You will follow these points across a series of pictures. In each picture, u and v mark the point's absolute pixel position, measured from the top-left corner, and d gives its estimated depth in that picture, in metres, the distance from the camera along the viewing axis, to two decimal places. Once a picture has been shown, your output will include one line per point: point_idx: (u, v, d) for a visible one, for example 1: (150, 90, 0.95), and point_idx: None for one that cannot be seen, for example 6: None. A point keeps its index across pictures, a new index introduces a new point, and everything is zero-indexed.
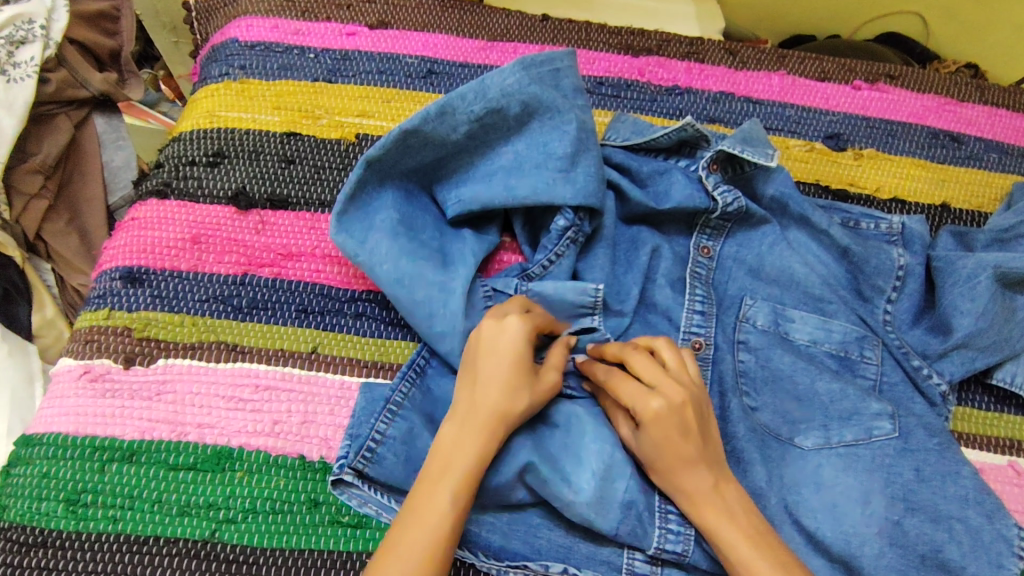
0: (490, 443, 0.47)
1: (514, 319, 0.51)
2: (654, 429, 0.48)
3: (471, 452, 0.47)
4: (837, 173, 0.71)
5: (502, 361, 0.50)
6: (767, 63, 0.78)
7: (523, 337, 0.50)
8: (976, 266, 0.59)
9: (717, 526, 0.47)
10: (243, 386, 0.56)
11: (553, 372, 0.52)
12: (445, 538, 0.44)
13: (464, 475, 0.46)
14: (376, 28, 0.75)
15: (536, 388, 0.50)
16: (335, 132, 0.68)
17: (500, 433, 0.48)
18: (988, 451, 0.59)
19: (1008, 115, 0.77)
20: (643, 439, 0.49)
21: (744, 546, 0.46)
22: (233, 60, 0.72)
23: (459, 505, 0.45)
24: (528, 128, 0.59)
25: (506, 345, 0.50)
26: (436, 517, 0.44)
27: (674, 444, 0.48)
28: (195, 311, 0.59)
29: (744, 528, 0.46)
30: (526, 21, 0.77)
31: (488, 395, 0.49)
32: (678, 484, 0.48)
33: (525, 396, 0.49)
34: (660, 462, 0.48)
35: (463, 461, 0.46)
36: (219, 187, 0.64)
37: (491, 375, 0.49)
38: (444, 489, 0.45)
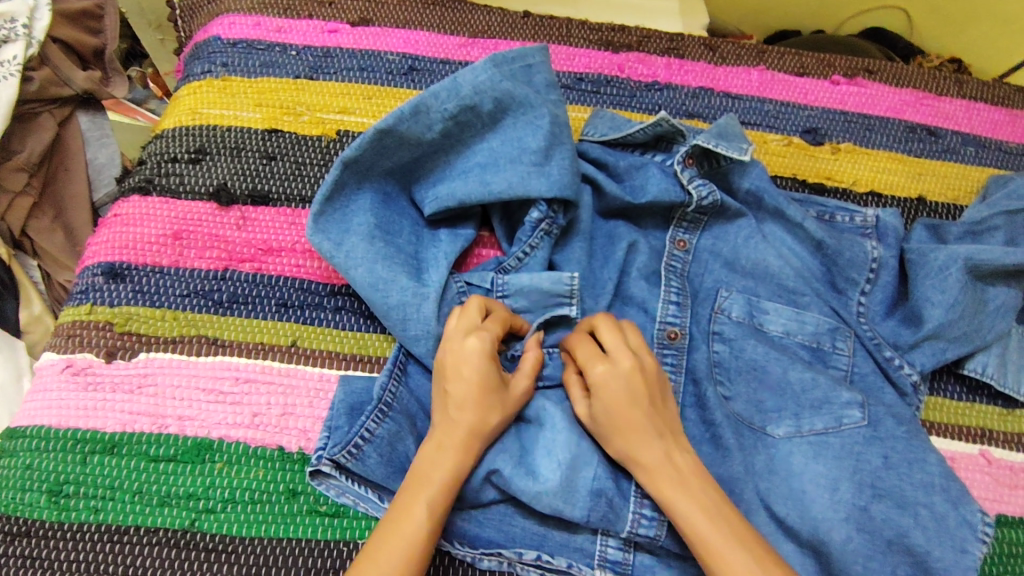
0: (466, 456, 0.48)
1: (474, 338, 0.51)
2: (604, 397, 0.50)
3: (450, 465, 0.48)
4: (814, 166, 0.72)
5: (470, 377, 0.50)
6: (746, 58, 0.78)
7: (484, 353, 0.51)
8: (947, 258, 0.60)
9: (671, 497, 0.47)
10: (223, 379, 0.56)
11: (525, 380, 0.52)
12: (425, 551, 0.45)
13: (443, 486, 0.47)
14: (357, 25, 0.75)
15: (507, 403, 0.51)
16: (317, 129, 0.69)
17: (473, 447, 0.49)
18: (960, 440, 0.60)
19: (986, 109, 0.78)
20: (596, 409, 0.50)
21: (701, 517, 0.46)
22: (216, 58, 0.73)
23: (437, 518, 0.46)
24: (502, 124, 0.60)
25: (468, 366, 0.50)
26: (416, 528, 0.45)
27: (624, 411, 0.49)
28: (177, 306, 0.59)
29: (700, 498, 0.47)
30: (507, 18, 0.78)
31: (462, 410, 0.49)
32: (633, 459, 0.49)
33: (498, 411, 0.50)
34: (614, 433, 0.50)
35: (441, 473, 0.47)
36: (200, 183, 0.65)
37: (460, 392, 0.50)
38: (422, 500, 0.46)
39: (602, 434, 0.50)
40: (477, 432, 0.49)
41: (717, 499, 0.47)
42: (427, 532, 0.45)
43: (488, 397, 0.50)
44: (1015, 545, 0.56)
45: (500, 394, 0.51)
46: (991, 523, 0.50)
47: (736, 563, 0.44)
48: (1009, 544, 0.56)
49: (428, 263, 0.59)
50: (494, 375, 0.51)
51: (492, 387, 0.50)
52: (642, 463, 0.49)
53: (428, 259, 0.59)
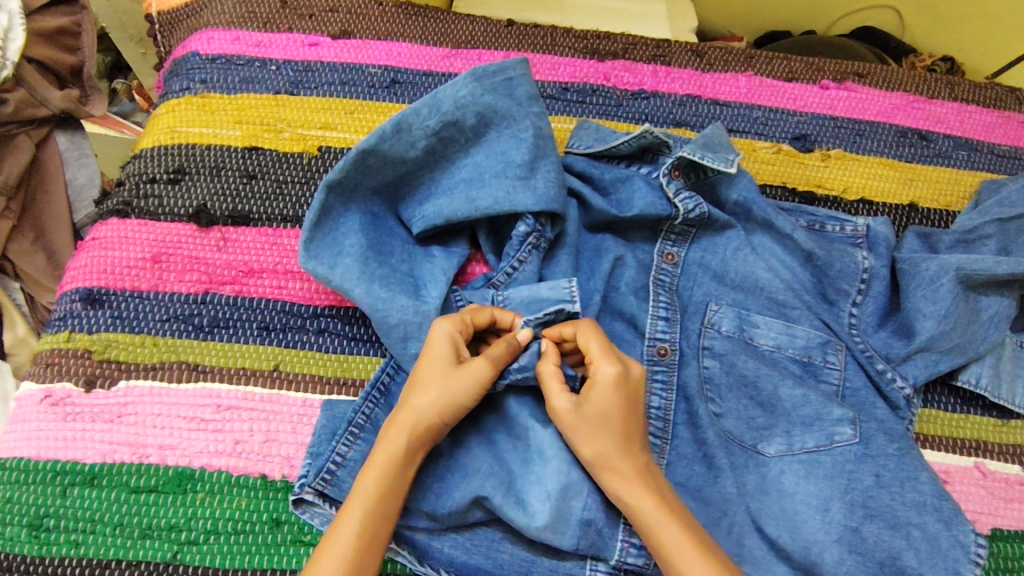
0: (405, 439, 0.48)
1: (442, 318, 0.51)
2: (605, 397, 0.49)
3: (388, 450, 0.47)
4: (805, 174, 0.71)
5: (428, 357, 0.50)
6: (734, 64, 0.77)
7: (444, 335, 0.50)
8: (939, 268, 0.59)
9: (642, 501, 0.47)
10: (204, 407, 0.56)
11: (482, 360, 0.49)
12: (361, 537, 0.45)
13: (380, 474, 0.46)
14: (338, 37, 0.74)
15: (455, 384, 0.49)
16: (297, 145, 0.68)
17: (415, 434, 0.48)
18: (954, 452, 0.59)
19: (978, 111, 0.77)
20: (587, 409, 0.49)
21: (668, 522, 0.46)
22: (194, 74, 0.72)
23: (374, 504, 0.46)
24: (486, 139, 0.59)
25: (427, 351, 0.50)
26: (352, 515, 0.45)
27: (619, 413, 0.49)
28: (157, 331, 0.59)
29: (671, 506, 0.47)
30: (491, 27, 0.77)
31: (413, 393, 0.49)
32: (610, 460, 0.48)
33: (439, 389, 0.49)
34: (598, 436, 0.48)
35: (379, 459, 0.47)
36: (179, 205, 0.64)
37: (416, 374, 0.50)
38: (360, 490, 0.46)
39: (581, 433, 0.49)
40: (419, 414, 0.48)
41: (671, 501, 0.48)
42: (359, 521, 0.45)
43: (434, 376, 0.49)
44: (1011, 560, 0.55)
45: (448, 373, 0.49)
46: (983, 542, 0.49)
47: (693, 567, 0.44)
48: (1005, 558, 0.55)
49: (426, 280, 0.57)
50: (449, 356, 0.50)
51: (443, 367, 0.49)
52: (617, 466, 0.48)
53: (426, 276, 0.57)
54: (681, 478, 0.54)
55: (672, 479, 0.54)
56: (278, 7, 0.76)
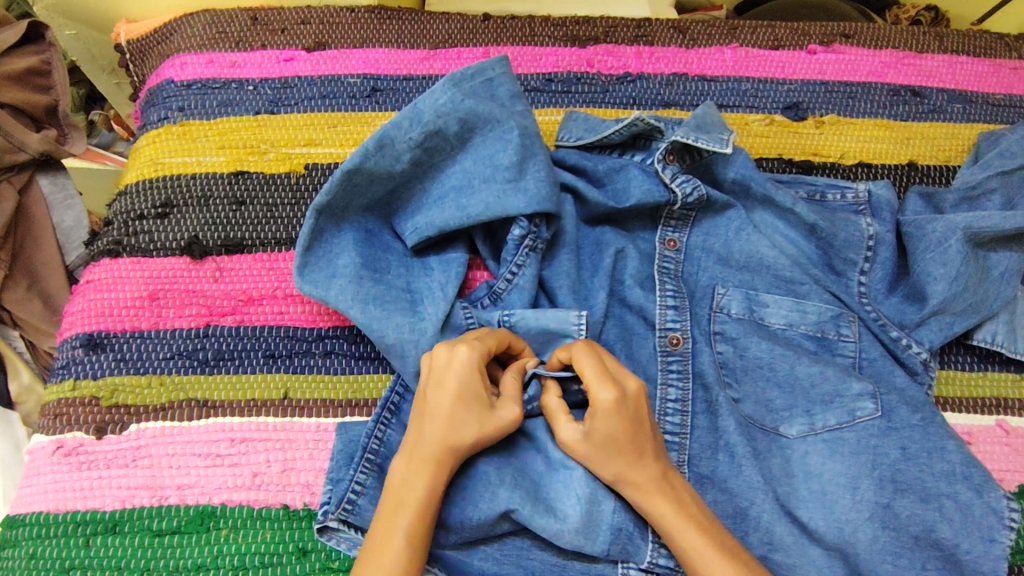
0: (441, 471, 0.47)
1: (463, 349, 0.48)
2: (607, 422, 0.47)
3: (425, 481, 0.46)
4: (800, 144, 0.70)
5: (452, 390, 0.48)
6: (717, 38, 0.76)
7: (473, 365, 0.48)
8: (945, 229, 0.58)
9: (662, 514, 0.46)
10: (218, 442, 0.55)
11: (514, 406, 0.49)
12: (407, 575, 0.43)
13: (419, 507, 0.45)
14: (313, 50, 0.73)
15: (488, 421, 0.48)
16: (283, 166, 0.67)
17: (449, 467, 0.47)
18: (975, 412, 0.59)
19: (969, 61, 0.76)
20: (592, 434, 0.48)
21: (694, 532, 0.46)
22: (171, 103, 0.70)
23: (413, 539, 0.44)
24: (471, 143, 0.57)
25: (453, 381, 0.48)
26: (396, 552, 0.44)
27: (625, 431, 0.47)
28: (162, 370, 0.58)
29: (695, 514, 0.46)
30: (468, 24, 0.75)
31: (438, 425, 0.47)
32: (627, 478, 0.47)
33: (472, 429, 0.47)
34: (609, 458, 0.47)
35: (416, 491, 0.46)
36: (171, 239, 0.63)
37: (440, 406, 0.47)
38: (401, 523, 0.45)
39: (592, 457, 0.48)
40: (453, 446, 0.47)
41: (692, 511, 0.47)
42: (405, 555, 0.44)
43: (464, 411, 0.47)
44: None
45: (478, 411, 0.48)
46: (1014, 505, 0.49)
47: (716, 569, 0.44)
48: None
49: (423, 295, 0.56)
50: (478, 390, 0.48)
51: (473, 402, 0.48)
52: (634, 483, 0.47)
53: (422, 291, 0.56)
54: (706, 469, 0.53)
55: (699, 469, 0.53)
56: (249, 25, 0.74)
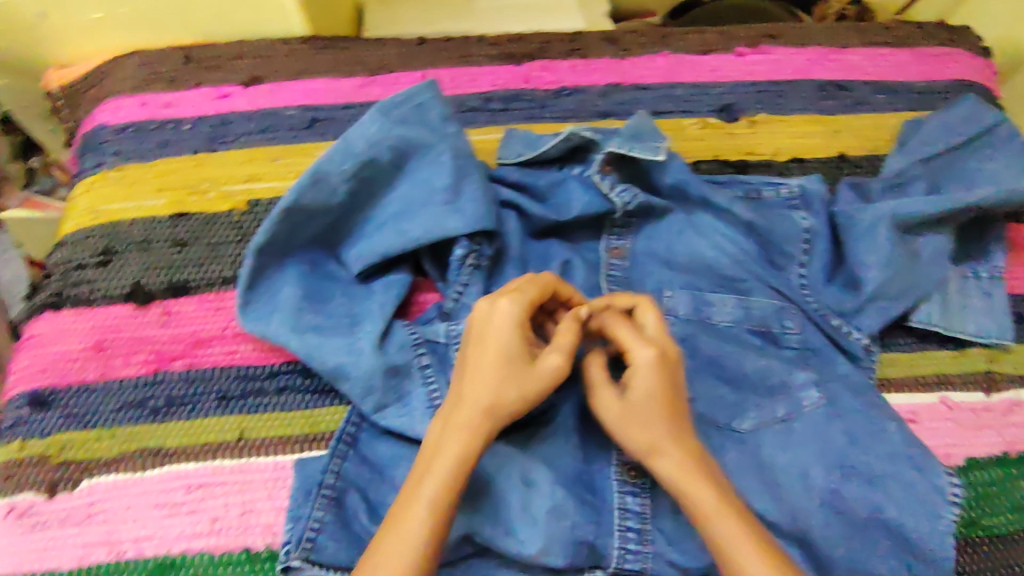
0: (477, 434, 0.46)
1: (503, 301, 0.49)
2: (646, 378, 0.48)
3: (458, 444, 0.45)
4: (734, 144, 0.72)
5: (492, 342, 0.48)
6: (649, 46, 0.78)
7: (515, 318, 0.49)
8: (874, 218, 0.61)
9: (694, 495, 0.44)
10: (174, 490, 0.54)
11: (557, 356, 0.49)
12: (427, 544, 0.42)
13: (449, 471, 0.44)
14: (249, 85, 0.72)
15: (530, 377, 0.48)
16: (225, 204, 0.66)
17: (487, 427, 0.46)
18: (918, 391, 0.61)
19: (890, 52, 0.79)
20: (631, 395, 0.48)
21: (725, 512, 0.44)
22: (107, 148, 0.69)
23: (439, 508, 0.43)
24: (407, 169, 0.58)
25: (493, 335, 0.49)
26: (419, 519, 0.42)
27: (669, 395, 0.48)
28: (111, 422, 0.57)
29: (723, 498, 0.44)
30: (403, 49, 0.76)
31: (480, 381, 0.47)
32: (659, 447, 0.46)
33: (513, 385, 0.47)
34: (648, 424, 0.47)
35: (448, 454, 0.45)
36: (115, 286, 0.62)
37: (478, 363, 0.48)
38: (426, 489, 0.43)
39: (629, 420, 0.48)
40: (492, 403, 0.46)
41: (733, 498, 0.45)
42: (426, 523, 0.42)
43: (504, 365, 0.48)
44: (987, 486, 0.57)
45: (520, 367, 0.48)
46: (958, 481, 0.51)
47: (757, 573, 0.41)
48: (984, 486, 0.57)
49: (363, 316, 0.56)
50: (515, 346, 0.48)
51: (513, 355, 0.48)
52: (674, 456, 0.46)
53: (363, 312, 0.56)
54: None
55: (658, 471, 0.54)
56: (182, 64, 0.74)
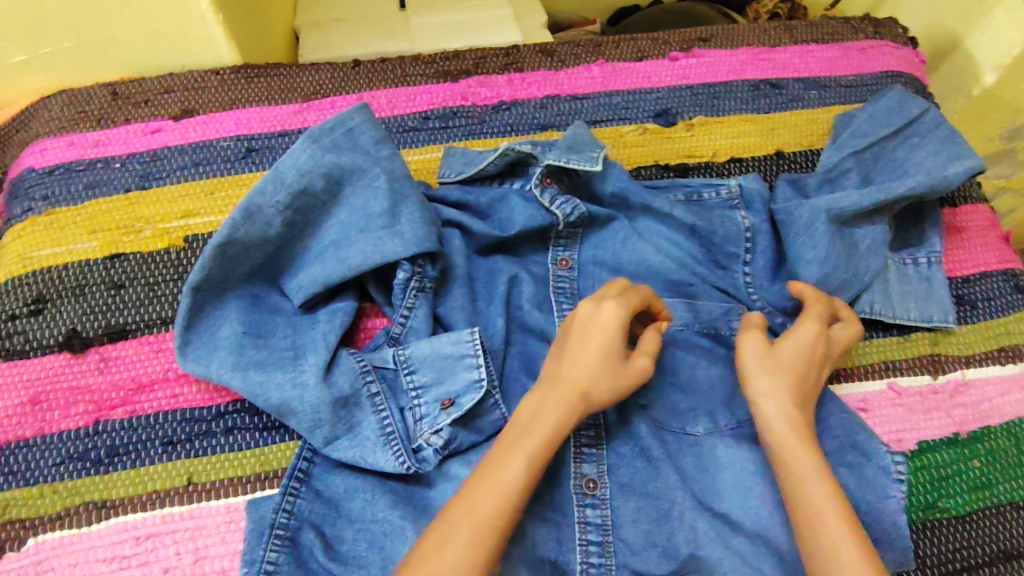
0: (572, 411, 0.49)
1: (609, 304, 0.53)
2: (800, 346, 0.54)
3: (557, 413, 0.49)
4: (674, 148, 0.73)
5: (596, 336, 0.52)
6: (584, 56, 0.78)
7: (620, 318, 0.52)
8: (811, 214, 0.62)
9: (802, 461, 0.48)
10: (123, 543, 0.52)
11: (644, 356, 0.53)
12: (515, 496, 0.45)
13: (544, 436, 0.48)
14: (181, 118, 0.71)
15: (625, 372, 0.51)
16: (162, 241, 0.64)
17: (581, 409, 0.50)
18: (867, 379, 0.62)
19: (819, 48, 0.81)
20: (788, 355, 0.54)
21: (815, 480, 0.47)
22: (34, 192, 0.67)
23: (531, 475, 0.46)
24: (343, 196, 0.58)
25: (596, 330, 0.52)
26: (514, 472, 0.46)
27: (812, 370, 0.54)
28: (53, 477, 0.55)
29: (823, 470, 0.48)
30: (338, 72, 0.76)
31: (581, 364, 0.51)
32: (778, 404, 0.51)
33: (609, 378, 0.51)
34: (776, 384, 0.52)
35: (550, 418, 0.49)
36: (48, 335, 0.60)
37: (578, 350, 0.52)
38: (525, 446, 0.47)
39: (769, 371, 0.53)
40: (583, 388, 0.50)
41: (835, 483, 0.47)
42: (522, 476, 0.46)
43: (600, 356, 0.51)
44: (941, 468, 0.58)
45: (616, 362, 0.52)
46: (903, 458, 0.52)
47: (846, 549, 0.44)
48: (935, 468, 0.58)
49: (306, 348, 0.55)
50: (618, 341, 0.52)
51: (614, 348, 0.52)
52: (793, 421, 0.50)
53: (306, 343, 0.55)
54: (625, 477, 0.54)
55: (618, 479, 0.53)
56: (109, 101, 0.72)
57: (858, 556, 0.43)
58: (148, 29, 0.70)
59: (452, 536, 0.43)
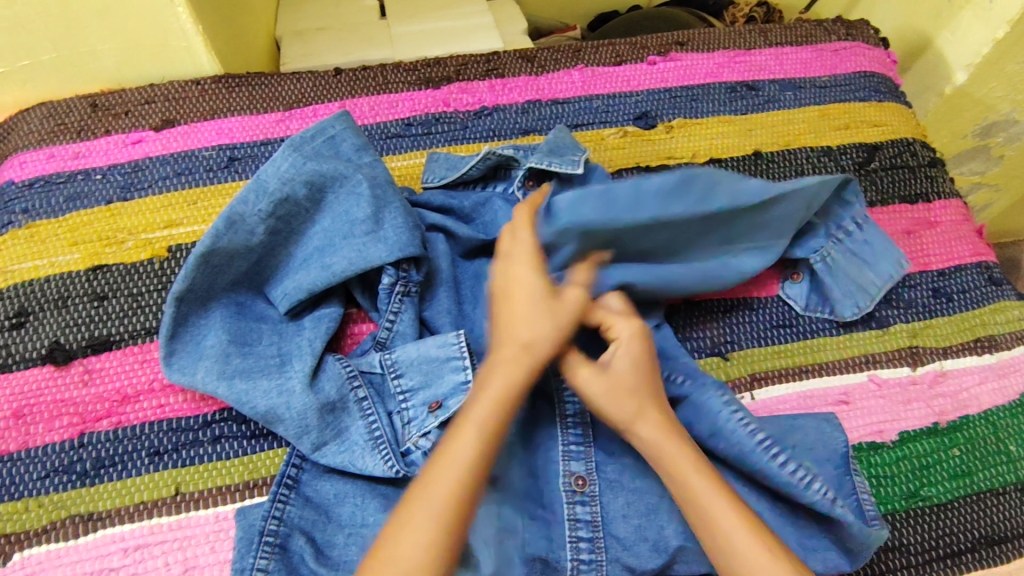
0: (520, 365, 0.50)
1: (517, 263, 0.55)
2: (628, 348, 0.53)
3: (502, 376, 0.49)
4: (655, 150, 0.74)
5: (518, 295, 0.54)
6: (564, 61, 0.79)
7: (530, 273, 0.55)
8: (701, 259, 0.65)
9: (677, 461, 0.48)
10: (110, 555, 0.52)
11: (568, 292, 0.54)
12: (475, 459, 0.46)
13: (495, 399, 0.48)
14: (162, 128, 0.71)
15: (558, 310, 0.53)
16: (145, 252, 0.64)
17: (529, 360, 0.51)
18: (848, 371, 0.63)
19: (793, 50, 0.83)
20: (618, 365, 0.52)
21: (693, 475, 0.48)
22: (14, 206, 0.66)
23: (487, 448, 0.46)
24: (326, 203, 0.58)
25: (516, 284, 0.54)
26: (468, 440, 0.46)
27: (646, 364, 0.53)
28: (38, 491, 0.54)
29: (689, 460, 0.48)
30: (320, 80, 0.76)
31: (513, 321, 0.52)
32: (630, 414, 0.51)
33: (546, 321, 0.52)
34: (624, 395, 0.51)
35: (496, 382, 0.49)
36: (31, 348, 0.59)
37: (508, 312, 0.53)
38: (476, 412, 0.48)
39: (615, 388, 0.51)
40: (524, 340, 0.51)
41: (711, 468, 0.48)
42: (476, 442, 0.46)
43: (527, 304, 0.53)
44: (925, 457, 0.59)
45: (546, 304, 0.53)
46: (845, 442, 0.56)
47: (742, 542, 0.45)
48: (917, 457, 0.59)
49: (292, 354, 0.55)
50: (539, 287, 0.54)
51: (537, 294, 0.53)
52: (655, 421, 0.50)
53: (291, 350, 0.55)
54: (614, 473, 0.54)
55: (606, 475, 0.54)
56: (89, 113, 0.72)
57: (753, 542, 0.45)
58: (127, 40, 0.70)
59: (411, 517, 0.43)
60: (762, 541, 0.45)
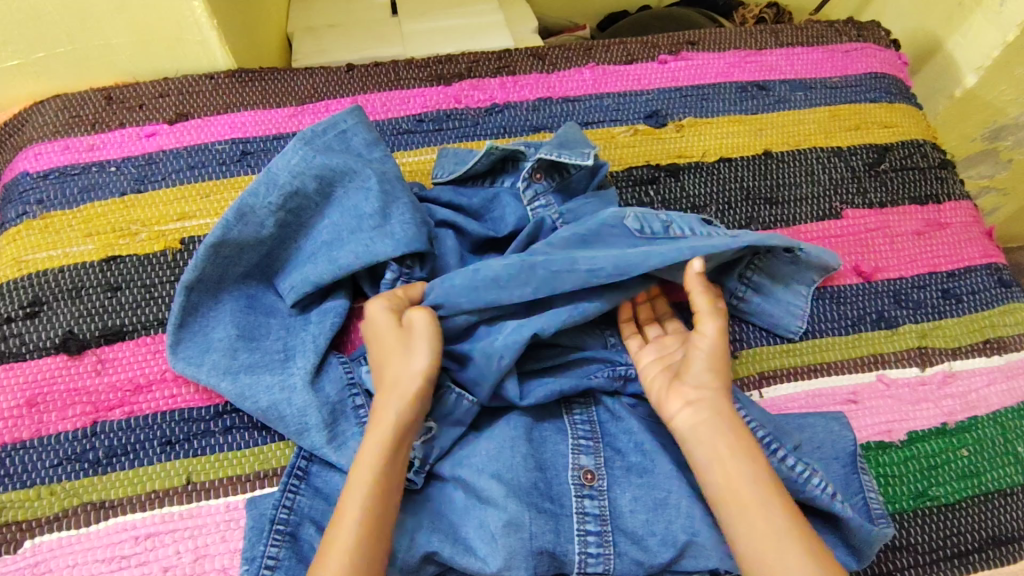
0: (390, 413, 0.50)
1: (374, 311, 0.55)
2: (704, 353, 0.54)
3: (378, 431, 0.50)
4: (665, 148, 0.74)
5: (381, 341, 0.54)
6: (575, 59, 0.80)
7: (387, 320, 0.54)
8: None
9: (735, 466, 0.48)
10: (122, 543, 0.52)
11: (419, 324, 0.53)
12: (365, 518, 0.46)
13: (376, 457, 0.49)
14: (175, 122, 0.71)
15: (416, 347, 0.52)
16: (157, 244, 0.65)
17: (401, 406, 0.50)
18: (856, 371, 0.63)
19: (804, 51, 0.83)
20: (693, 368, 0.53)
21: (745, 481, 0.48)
22: (29, 196, 0.67)
23: (374, 506, 0.47)
24: (336, 197, 0.59)
25: (379, 328, 0.54)
26: (353, 505, 0.47)
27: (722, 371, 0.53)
28: (50, 479, 0.55)
29: (746, 470, 0.48)
30: (332, 76, 0.76)
31: (382, 369, 0.53)
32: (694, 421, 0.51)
33: (406, 362, 0.52)
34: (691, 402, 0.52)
35: (372, 438, 0.50)
36: (45, 337, 0.60)
37: (375, 360, 0.54)
38: (359, 473, 0.48)
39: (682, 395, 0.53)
40: (396, 387, 0.51)
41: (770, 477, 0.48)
42: (361, 505, 0.47)
43: (389, 351, 0.53)
44: (933, 457, 0.59)
45: (404, 344, 0.53)
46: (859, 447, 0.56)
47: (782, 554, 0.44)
48: (926, 456, 0.59)
49: (296, 350, 0.56)
50: (392, 329, 0.53)
51: (393, 337, 0.53)
52: (713, 427, 0.50)
53: (296, 345, 0.56)
54: (621, 468, 0.54)
55: (613, 471, 0.54)
56: (104, 106, 0.72)
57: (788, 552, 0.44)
58: (141, 35, 0.70)
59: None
60: (801, 551, 0.44)
